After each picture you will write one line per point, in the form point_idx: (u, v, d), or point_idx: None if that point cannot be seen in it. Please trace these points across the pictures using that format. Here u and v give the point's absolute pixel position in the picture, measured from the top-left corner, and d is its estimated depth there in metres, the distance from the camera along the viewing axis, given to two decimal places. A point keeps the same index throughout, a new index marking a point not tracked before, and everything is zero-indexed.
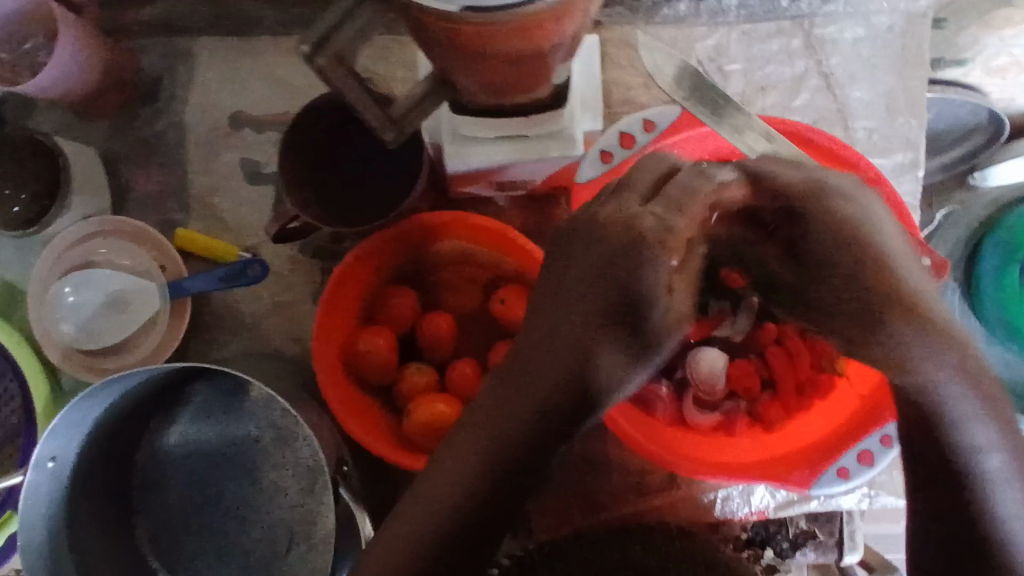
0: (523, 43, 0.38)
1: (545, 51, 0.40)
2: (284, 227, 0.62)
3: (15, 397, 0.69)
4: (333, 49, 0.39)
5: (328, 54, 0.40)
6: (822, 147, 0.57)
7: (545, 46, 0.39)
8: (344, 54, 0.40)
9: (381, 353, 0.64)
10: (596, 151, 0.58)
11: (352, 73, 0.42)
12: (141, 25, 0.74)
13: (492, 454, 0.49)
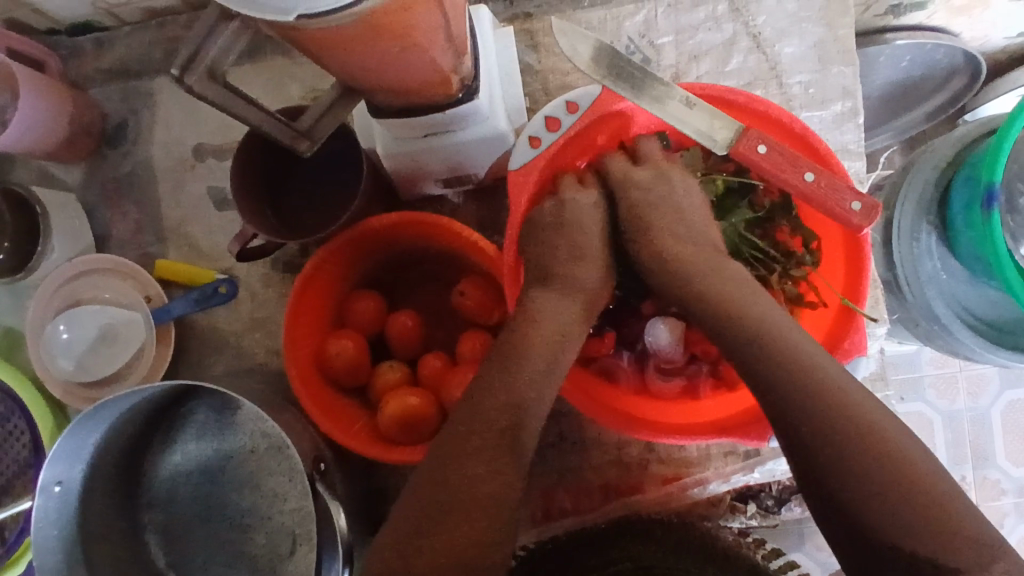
0: (384, 39, 0.40)
1: (415, 45, 0.42)
2: (245, 245, 0.65)
3: (24, 433, 0.74)
4: (203, 66, 0.42)
5: (199, 72, 0.42)
6: (745, 106, 0.57)
7: (410, 39, 0.41)
8: (216, 68, 0.42)
9: (352, 354, 0.66)
10: (524, 138, 0.59)
11: (233, 88, 0.44)
12: (102, 72, 0.79)
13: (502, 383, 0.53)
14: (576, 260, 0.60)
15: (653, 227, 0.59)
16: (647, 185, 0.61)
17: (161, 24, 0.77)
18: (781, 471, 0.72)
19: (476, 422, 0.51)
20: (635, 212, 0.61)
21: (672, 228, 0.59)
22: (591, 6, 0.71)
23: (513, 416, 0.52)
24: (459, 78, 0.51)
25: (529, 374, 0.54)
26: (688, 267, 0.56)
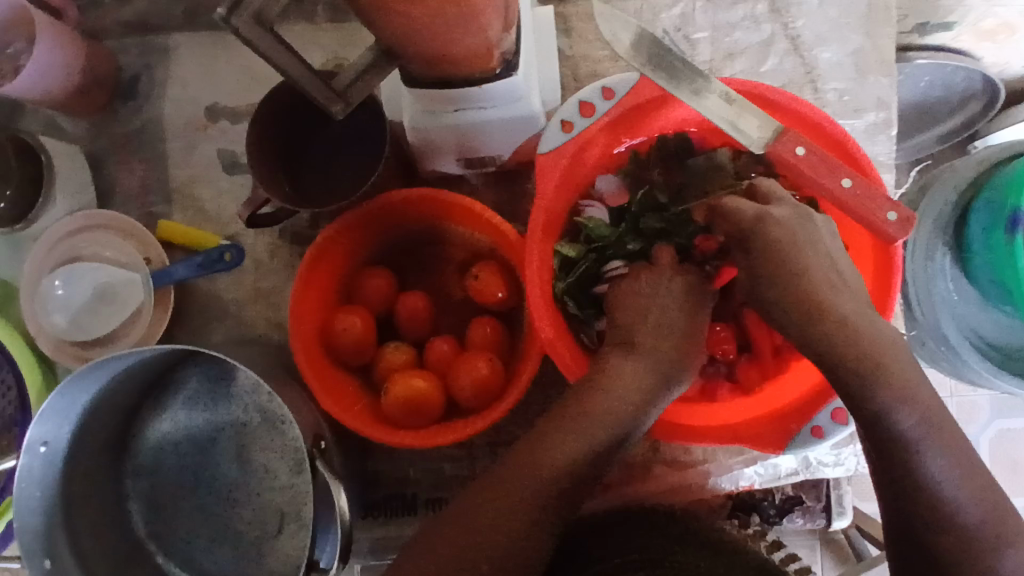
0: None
1: (473, 5, 0.40)
2: (256, 211, 0.62)
3: (11, 389, 0.72)
4: (251, 10, 0.39)
5: (245, 15, 0.39)
6: (786, 105, 0.57)
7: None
8: (263, 14, 0.40)
9: (358, 331, 0.64)
10: (556, 121, 0.58)
11: (274, 35, 0.42)
12: (121, 26, 0.76)
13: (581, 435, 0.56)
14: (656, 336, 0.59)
15: (800, 274, 0.54)
16: (791, 226, 0.55)
17: None
18: (786, 474, 0.70)
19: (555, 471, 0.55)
20: (767, 254, 0.55)
21: (815, 281, 0.54)
22: None
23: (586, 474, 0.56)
24: (497, 55, 0.50)
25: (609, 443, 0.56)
26: (823, 321, 0.52)
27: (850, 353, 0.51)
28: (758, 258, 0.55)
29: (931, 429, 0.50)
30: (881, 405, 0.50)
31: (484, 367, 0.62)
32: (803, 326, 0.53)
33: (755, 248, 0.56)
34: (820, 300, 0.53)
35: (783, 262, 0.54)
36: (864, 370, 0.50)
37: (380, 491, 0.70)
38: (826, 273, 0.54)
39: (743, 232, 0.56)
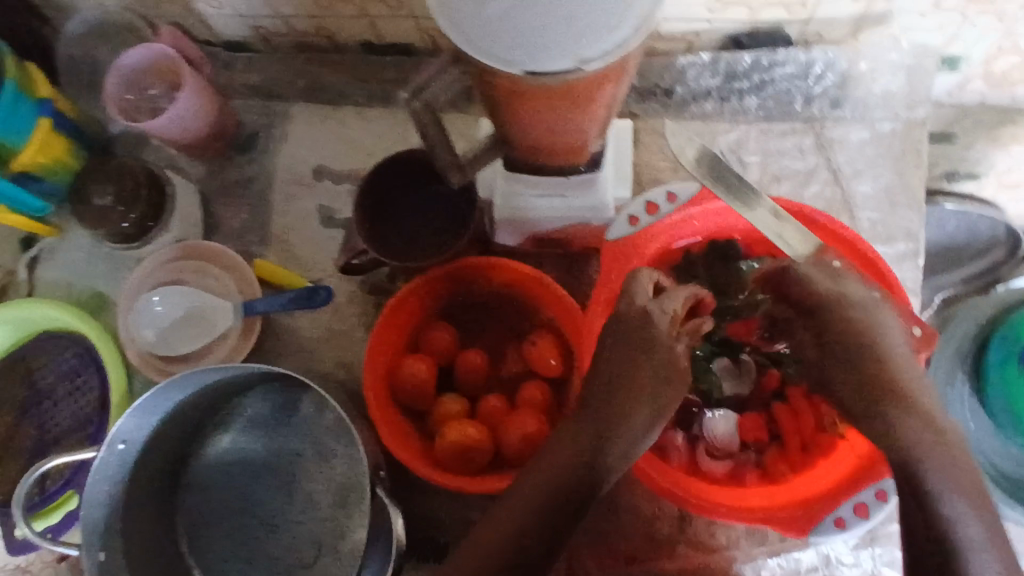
0: (566, 104, 0.48)
1: (586, 111, 0.50)
2: (352, 259, 0.74)
3: (93, 390, 0.80)
4: (424, 98, 0.55)
5: (420, 100, 0.55)
6: (826, 225, 0.65)
7: (587, 104, 0.48)
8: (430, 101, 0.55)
9: (422, 378, 0.71)
10: (624, 216, 0.67)
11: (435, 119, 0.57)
12: (247, 88, 0.87)
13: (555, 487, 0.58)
14: (630, 369, 0.62)
15: (864, 356, 0.61)
16: (865, 316, 0.61)
17: (309, 57, 0.86)
18: (805, 569, 0.72)
19: (528, 505, 0.57)
20: (838, 333, 0.62)
21: (886, 369, 0.60)
22: (689, 117, 0.80)
23: (566, 508, 0.57)
24: (595, 147, 0.59)
25: (584, 475, 0.59)
26: (897, 412, 0.58)
27: (922, 450, 0.55)
28: (815, 351, 0.65)
29: (989, 537, 0.52)
30: (941, 502, 0.53)
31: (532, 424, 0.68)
32: (885, 418, 0.58)
33: (828, 336, 0.63)
34: (887, 391, 0.59)
35: (856, 356, 0.61)
36: (926, 458, 0.55)
37: (417, 533, 0.74)
38: (909, 362, 0.60)
39: (819, 312, 0.63)
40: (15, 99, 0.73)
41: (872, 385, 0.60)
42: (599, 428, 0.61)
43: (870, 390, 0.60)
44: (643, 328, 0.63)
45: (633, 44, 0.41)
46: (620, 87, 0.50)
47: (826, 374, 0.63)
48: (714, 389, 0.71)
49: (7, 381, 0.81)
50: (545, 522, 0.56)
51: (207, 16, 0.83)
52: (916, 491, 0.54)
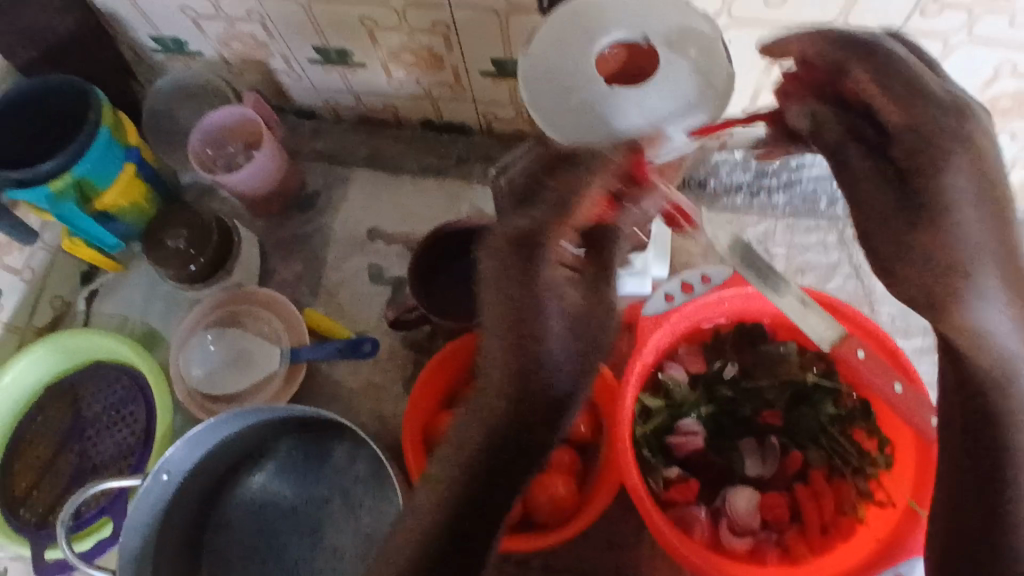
0: None
1: (640, 198, 0.56)
2: (404, 316, 0.79)
3: (138, 421, 0.84)
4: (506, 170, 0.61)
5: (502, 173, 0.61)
6: (851, 316, 0.69)
7: (643, 191, 0.54)
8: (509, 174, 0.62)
9: None
10: (660, 293, 0.73)
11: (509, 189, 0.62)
12: (315, 154, 0.96)
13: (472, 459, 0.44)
14: (535, 301, 0.45)
15: (952, 228, 0.40)
16: (962, 124, 0.41)
17: (373, 130, 0.96)
18: None
19: (453, 479, 0.44)
20: (930, 200, 0.41)
21: (993, 234, 0.41)
22: (719, 208, 0.87)
23: (505, 463, 0.44)
24: (639, 232, 0.64)
25: (508, 422, 0.44)
26: (995, 290, 0.41)
27: (1007, 338, 0.42)
28: (889, 192, 0.42)
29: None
30: (1015, 428, 0.43)
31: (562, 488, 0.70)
32: (974, 312, 0.41)
33: (912, 170, 0.41)
34: (952, 286, 0.41)
35: (974, 166, 0.40)
36: (1008, 349, 0.42)
37: None
38: (994, 221, 0.41)
39: (875, 122, 0.44)
40: (107, 147, 0.79)
41: (943, 266, 0.41)
42: (510, 356, 0.45)
43: (948, 272, 0.41)
44: (524, 256, 0.45)
45: (705, 134, 0.48)
46: (674, 180, 0.56)
47: (910, 233, 0.41)
48: (737, 466, 0.73)
49: (56, 408, 0.86)
50: (471, 488, 0.43)
51: (286, 86, 0.93)
52: (988, 439, 0.44)
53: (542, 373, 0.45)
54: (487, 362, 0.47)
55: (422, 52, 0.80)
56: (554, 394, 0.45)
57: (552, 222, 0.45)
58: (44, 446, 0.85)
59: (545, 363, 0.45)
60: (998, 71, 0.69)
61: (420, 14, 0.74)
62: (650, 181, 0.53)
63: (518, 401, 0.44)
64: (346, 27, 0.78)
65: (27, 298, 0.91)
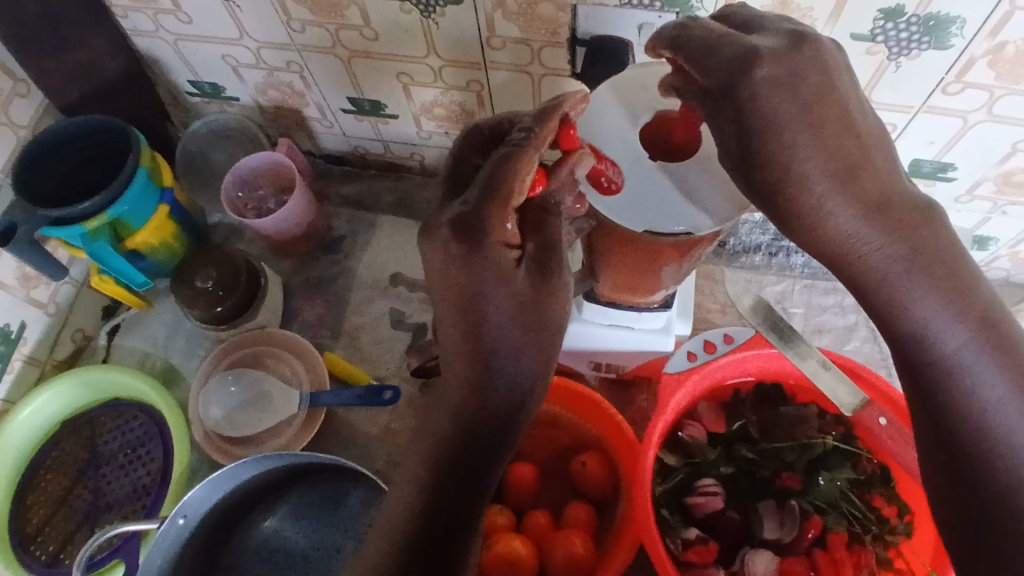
0: (660, 256, 0.55)
1: (672, 265, 0.57)
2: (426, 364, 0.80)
3: (154, 460, 0.84)
4: None
5: None
6: (872, 381, 0.70)
7: (677, 259, 0.56)
8: None
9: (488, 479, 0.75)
10: (684, 351, 0.73)
11: None
12: (342, 198, 0.98)
13: (451, 427, 0.51)
14: (483, 304, 0.48)
15: (786, 152, 0.43)
16: (790, 52, 0.43)
17: (399, 177, 0.98)
18: None
19: (417, 497, 0.51)
20: (759, 125, 0.43)
21: (815, 138, 0.42)
22: (739, 266, 0.88)
23: (467, 471, 0.51)
24: (663, 292, 0.65)
25: (462, 438, 0.51)
26: (829, 195, 0.43)
27: (860, 236, 0.44)
28: (729, 123, 0.44)
29: (983, 342, 0.44)
30: (911, 306, 0.44)
31: (579, 544, 0.70)
32: (841, 232, 0.44)
33: (738, 109, 0.43)
34: (803, 206, 0.44)
35: (790, 87, 0.42)
36: (865, 246, 0.44)
37: None
38: (814, 129, 0.42)
39: (697, 77, 0.46)
40: (143, 188, 0.81)
41: (787, 179, 0.43)
42: (462, 382, 0.50)
43: (792, 186, 0.43)
44: (464, 252, 0.47)
45: (735, 218, 0.51)
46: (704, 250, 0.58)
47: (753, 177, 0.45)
48: (756, 529, 0.72)
49: (73, 442, 0.86)
50: (441, 506, 0.50)
51: (318, 132, 0.95)
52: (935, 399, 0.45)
53: (487, 385, 0.49)
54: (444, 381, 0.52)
55: (454, 107, 0.84)
56: (499, 393, 0.50)
57: (491, 208, 0.46)
58: (58, 480, 0.84)
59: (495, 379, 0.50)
60: (1014, 147, 0.71)
61: (457, 72, 0.78)
62: (685, 249, 0.55)
63: (478, 376, 0.50)
64: (381, 80, 0.81)
65: (49, 331, 0.91)
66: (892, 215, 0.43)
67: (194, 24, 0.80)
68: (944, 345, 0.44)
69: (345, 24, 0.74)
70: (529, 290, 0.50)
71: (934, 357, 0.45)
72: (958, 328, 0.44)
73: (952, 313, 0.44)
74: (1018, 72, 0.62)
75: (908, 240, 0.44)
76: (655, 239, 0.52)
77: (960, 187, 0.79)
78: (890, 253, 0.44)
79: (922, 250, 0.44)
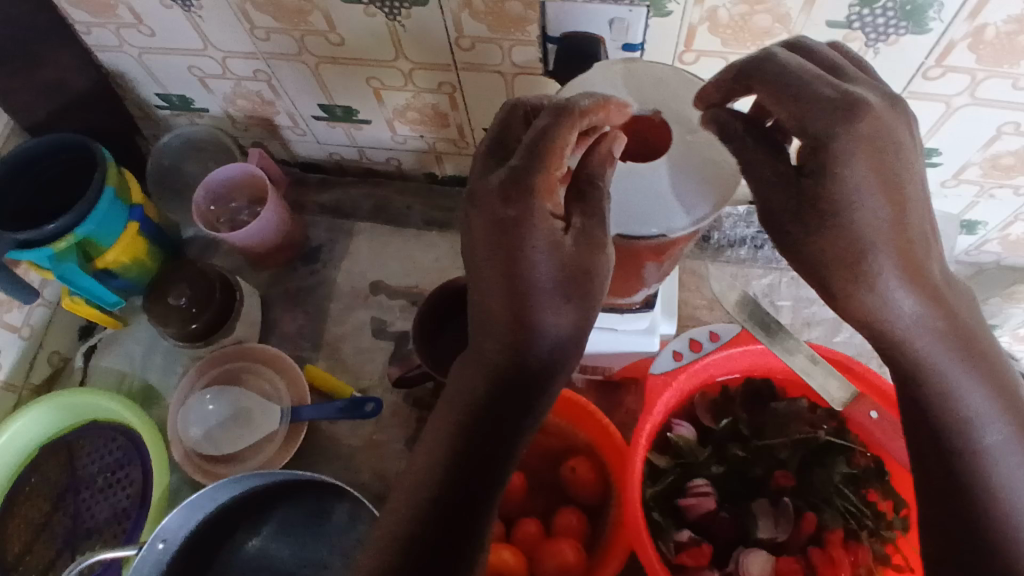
0: (638, 260, 0.54)
1: (649, 268, 0.56)
2: (408, 372, 0.79)
3: (134, 483, 0.83)
4: None
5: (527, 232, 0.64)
6: (862, 373, 0.67)
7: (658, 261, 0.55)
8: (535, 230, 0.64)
9: (512, 489, 0.75)
10: (669, 350, 0.71)
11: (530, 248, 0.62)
12: (318, 206, 0.96)
13: (482, 386, 0.47)
14: (525, 282, 0.46)
15: (843, 221, 0.44)
16: (891, 121, 0.43)
17: (378, 183, 0.96)
18: None
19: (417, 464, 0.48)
20: (827, 197, 0.44)
21: (892, 217, 0.44)
22: (724, 261, 0.86)
23: (486, 454, 0.47)
24: (644, 294, 0.63)
25: (486, 426, 0.47)
26: (893, 278, 0.44)
27: (919, 322, 0.46)
28: (788, 193, 0.46)
29: (1009, 425, 0.46)
30: (958, 393, 0.46)
31: (570, 552, 0.68)
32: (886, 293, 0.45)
33: (812, 175, 0.44)
34: (870, 270, 0.44)
35: (876, 152, 0.42)
36: (921, 328, 0.46)
37: None
38: (894, 207, 0.43)
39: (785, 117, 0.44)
40: (111, 205, 0.80)
41: (851, 255, 0.45)
42: (501, 378, 0.47)
43: (860, 260, 0.44)
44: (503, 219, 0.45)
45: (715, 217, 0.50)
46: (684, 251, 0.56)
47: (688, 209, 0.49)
48: (750, 529, 0.70)
49: (51, 467, 0.84)
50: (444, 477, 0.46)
51: (291, 141, 0.93)
52: (945, 465, 0.47)
53: (529, 343, 0.47)
54: (481, 332, 0.49)
55: (427, 110, 0.82)
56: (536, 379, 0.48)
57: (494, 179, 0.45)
58: (36, 507, 0.82)
59: (528, 381, 0.47)
60: (1001, 130, 0.70)
61: (429, 75, 0.76)
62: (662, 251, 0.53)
63: (520, 340, 0.47)
64: (353, 86, 0.80)
65: (24, 356, 0.89)
66: (938, 304, 0.45)
67: (158, 36, 0.78)
68: (970, 417, 0.46)
69: (310, 31, 0.72)
70: (569, 261, 0.46)
71: (966, 441, 0.47)
72: (994, 421, 0.46)
73: (987, 400, 0.46)
74: (999, 54, 0.61)
75: (962, 334, 0.46)
76: (630, 244, 0.51)
77: (946, 172, 0.78)
78: (944, 344, 0.46)
79: (964, 335, 0.46)
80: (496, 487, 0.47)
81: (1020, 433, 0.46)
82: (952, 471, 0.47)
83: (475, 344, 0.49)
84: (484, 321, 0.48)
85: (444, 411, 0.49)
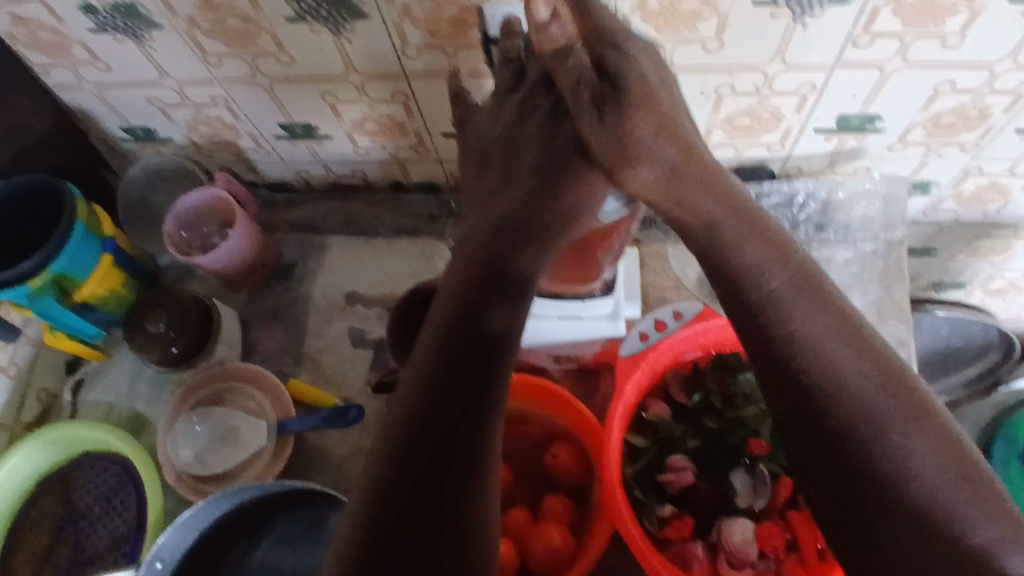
0: (585, 247, 0.60)
1: (598, 255, 0.62)
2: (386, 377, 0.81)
3: (129, 508, 0.84)
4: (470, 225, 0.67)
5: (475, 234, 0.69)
6: None
7: (603, 248, 0.61)
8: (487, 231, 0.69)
9: None
10: (636, 332, 0.75)
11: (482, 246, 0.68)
12: (289, 223, 0.98)
13: (439, 362, 0.53)
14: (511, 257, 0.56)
15: (633, 143, 0.52)
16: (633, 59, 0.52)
17: (345, 196, 0.98)
18: None
19: (391, 460, 0.50)
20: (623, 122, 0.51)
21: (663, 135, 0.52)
22: None
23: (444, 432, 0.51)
24: (601, 276, 0.66)
25: (435, 400, 0.52)
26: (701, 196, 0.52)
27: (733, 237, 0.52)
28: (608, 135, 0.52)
29: (845, 349, 0.50)
30: (794, 322, 0.50)
31: (558, 535, 0.70)
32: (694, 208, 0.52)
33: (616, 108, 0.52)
34: (681, 184, 0.52)
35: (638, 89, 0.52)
36: (748, 255, 0.52)
37: None
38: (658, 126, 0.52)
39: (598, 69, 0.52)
40: (83, 240, 0.81)
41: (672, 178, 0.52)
42: (445, 352, 0.53)
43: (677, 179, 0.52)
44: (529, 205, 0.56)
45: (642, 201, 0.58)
46: (628, 234, 0.62)
47: (576, 178, 0.56)
48: (730, 497, 0.72)
49: (48, 501, 0.85)
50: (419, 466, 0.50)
51: (256, 162, 0.95)
52: (805, 393, 0.50)
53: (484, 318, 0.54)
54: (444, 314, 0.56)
55: (384, 120, 0.84)
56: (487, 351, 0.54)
57: None
58: (38, 540, 0.84)
59: (484, 353, 0.54)
60: (937, 89, 0.72)
61: (381, 86, 0.78)
62: (604, 239, 0.60)
63: (485, 321, 0.54)
64: (308, 102, 0.81)
65: (14, 395, 0.93)
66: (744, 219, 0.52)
67: (114, 71, 0.80)
68: (818, 358, 0.50)
69: (260, 52, 0.74)
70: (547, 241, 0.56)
71: (803, 362, 0.50)
72: (824, 339, 0.50)
73: (813, 322, 0.50)
74: (920, 15, 0.63)
75: (783, 264, 0.52)
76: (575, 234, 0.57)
77: (891, 136, 0.80)
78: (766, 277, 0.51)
79: (785, 263, 0.52)
80: (451, 457, 0.50)
81: (851, 347, 0.50)
82: (811, 398, 0.50)
83: (426, 331, 0.55)
84: (453, 296, 0.55)
85: (408, 392, 0.53)
